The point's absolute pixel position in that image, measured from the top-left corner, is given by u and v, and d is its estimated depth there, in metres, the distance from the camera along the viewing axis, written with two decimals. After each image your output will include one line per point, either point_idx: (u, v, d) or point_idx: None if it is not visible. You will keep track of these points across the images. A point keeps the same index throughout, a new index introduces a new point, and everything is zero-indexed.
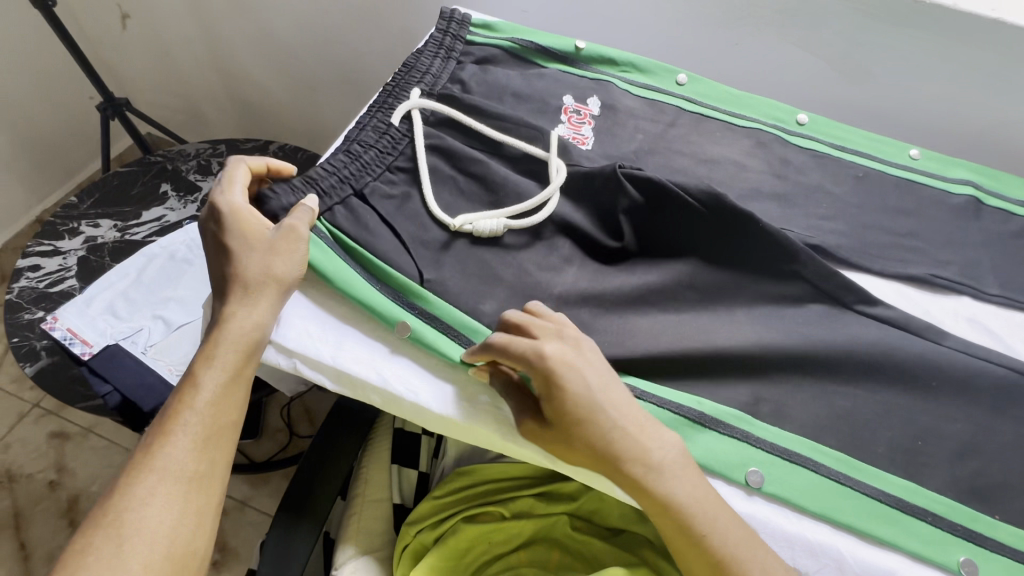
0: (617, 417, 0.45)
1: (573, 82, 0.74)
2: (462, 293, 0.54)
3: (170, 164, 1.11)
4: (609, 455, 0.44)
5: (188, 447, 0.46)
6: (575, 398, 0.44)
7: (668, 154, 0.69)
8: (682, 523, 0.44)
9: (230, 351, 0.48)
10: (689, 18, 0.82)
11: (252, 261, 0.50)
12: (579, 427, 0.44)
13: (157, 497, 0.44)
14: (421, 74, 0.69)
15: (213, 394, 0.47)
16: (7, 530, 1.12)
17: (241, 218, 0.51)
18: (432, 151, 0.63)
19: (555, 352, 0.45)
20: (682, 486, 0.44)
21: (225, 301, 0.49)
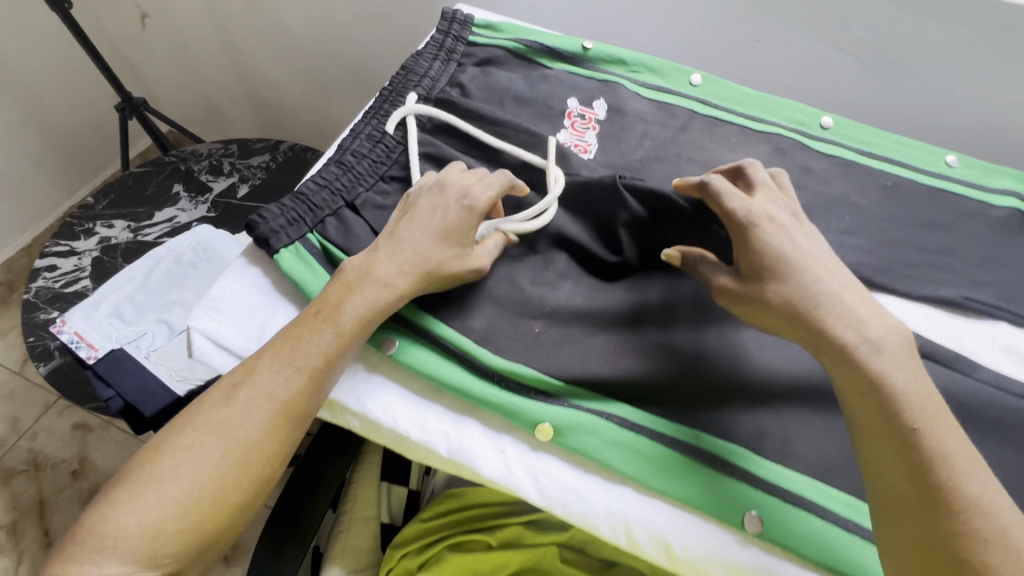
0: (821, 279, 0.44)
1: (579, 84, 0.71)
2: (449, 311, 0.51)
3: (183, 164, 1.12)
4: (807, 311, 0.43)
5: (287, 381, 0.43)
6: (774, 249, 0.46)
7: (677, 162, 0.65)
8: (897, 412, 0.40)
9: (369, 303, 0.46)
10: (707, 12, 0.77)
11: (437, 252, 0.49)
12: (774, 280, 0.45)
13: (267, 424, 0.43)
14: (419, 77, 0.67)
15: (348, 342, 0.46)
16: (32, 517, 1.17)
17: (445, 198, 0.50)
18: (427, 160, 0.61)
19: (761, 210, 0.48)
20: (899, 373, 0.41)
21: (376, 258, 0.48)
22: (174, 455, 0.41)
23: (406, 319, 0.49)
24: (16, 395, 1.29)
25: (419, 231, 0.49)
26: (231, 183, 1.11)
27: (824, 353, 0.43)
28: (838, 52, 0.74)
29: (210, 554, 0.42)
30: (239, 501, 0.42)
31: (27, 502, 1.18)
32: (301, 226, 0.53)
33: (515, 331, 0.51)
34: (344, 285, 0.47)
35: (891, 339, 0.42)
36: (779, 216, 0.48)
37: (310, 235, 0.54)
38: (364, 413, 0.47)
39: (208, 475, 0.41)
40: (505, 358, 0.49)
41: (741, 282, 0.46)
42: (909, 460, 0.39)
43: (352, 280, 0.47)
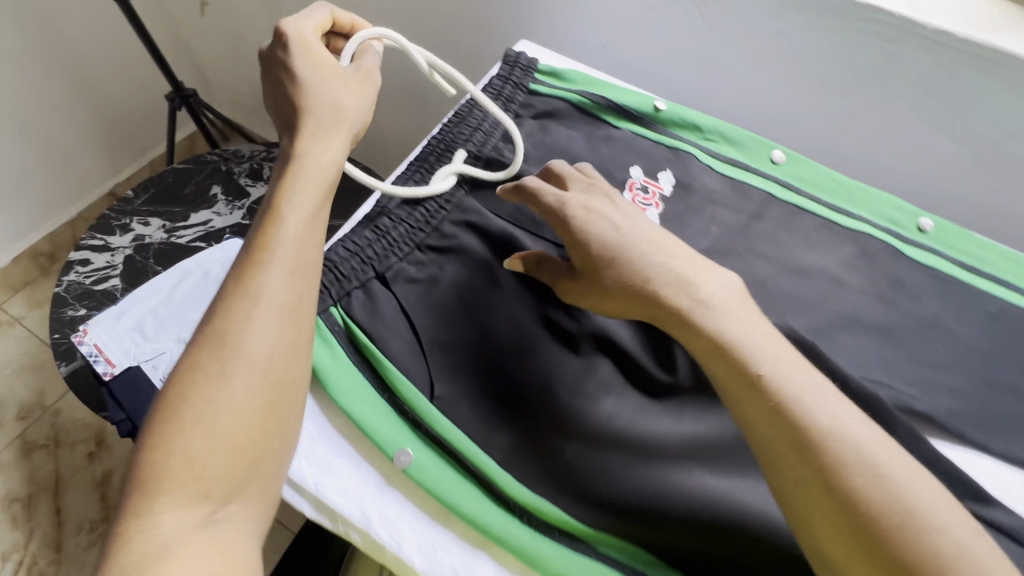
0: (659, 263, 0.44)
1: (646, 151, 0.64)
2: (475, 419, 0.46)
3: (224, 165, 1.11)
4: (643, 293, 0.43)
5: (285, 274, 0.41)
6: (598, 239, 0.45)
7: (747, 258, 0.58)
8: (770, 395, 0.39)
9: (316, 180, 0.45)
10: (799, 78, 0.69)
11: (338, 94, 0.49)
12: (612, 273, 0.44)
13: (251, 323, 0.39)
14: (472, 129, 0.62)
15: (301, 221, 0.44)
16: (47, 493, 1.19)
17: (332, 79, 0.49)
18: (468, 229, 0.56)
19: (571, 198, 0.48)
20: (800, 381, 0.40)
21: (292, 142, 0.47)
22: (169, 391, 0.37)
23: (427, 426, 0.45)
24: (45, 368, 1.32)
25: (286, 85, 0.49)
26: None
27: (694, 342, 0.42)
28: (950, 140, 0.64)
29: (262, 482, 0.38)
30: (257, 403, 0.38)
31: (44, 478, 1.20)
32: (324, 297, 0.49)
33: (545, 453, 0.45)
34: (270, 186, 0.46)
35: (730, 310, 0.43)
36: (583, 201, 0.48)
37: (333, 307, 0.50)
38: (367, 530, 0.42)
39: (215, 395, 0.37)
40: (531, 488, 0.44)
41: (586, 281, 0.46)
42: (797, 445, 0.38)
43: (287, 167, 0.46)
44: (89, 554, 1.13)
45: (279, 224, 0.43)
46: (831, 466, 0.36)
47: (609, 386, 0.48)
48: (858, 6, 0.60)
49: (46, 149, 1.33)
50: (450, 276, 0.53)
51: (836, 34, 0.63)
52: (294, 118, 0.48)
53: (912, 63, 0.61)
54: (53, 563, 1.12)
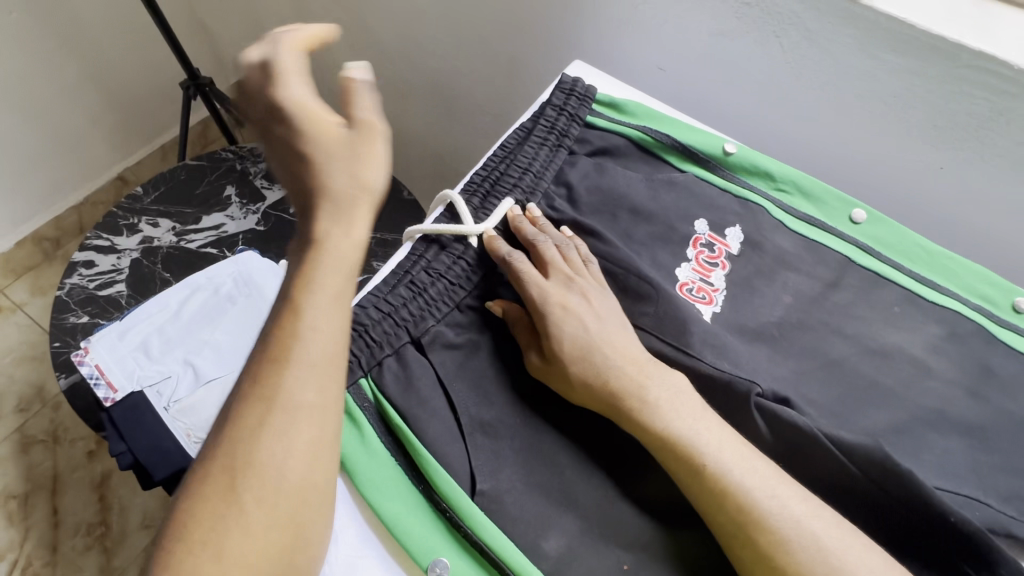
0: (618, 356, 0.44)
1: (712, 200, 0.57)
2: (519, 520, 0.41)
3: (239, 164, 1.04)
4: (604, 389, 0.43)
5: (308, 376, 0.37)
6: (570, 335, 0.44)
7: (823, 335, 0.51)
8: (699, 461, 0.40)
9: (342, 266, 0.40)
10: (886, 124, 0.61)
11: (372, 174, 0.40)
12: (578, 364, 0.43)
13: (270, 434, 0.36)
14: (520, 168, 0.55)
15: (328, 313, 0.39)
16: (44, 492, 1.15)
17: (341, 145, 0.40)
18: (514, 289, 0.50)
19: (551, 290, 0.46)
20: (757, 486, 0.39)
21: (314, 221, 0.40)
22: (180, 516, 0.35)
23: (467, 531, 0.40)
24: (46, 359, 1.27)
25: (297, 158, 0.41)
26: None
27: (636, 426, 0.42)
28: None
29: None
30: (274, 524, 0.35)
31: (42, 475, 1.17)
32: (353, 367, 0.45)
33: (598, 565, 0.40)
34: (292, 267, 0.40)
35: (679, 399, 0.42)
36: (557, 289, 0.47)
37: (362, 377, 0.45)
38: None
39: (226, 519, 0.34)
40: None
41: (549, 365, 0.44)
42: (727, 512, 0.38)
43: (311, 257, 0.39)
44: (85, 558, 1.10)
45: (304, 318, 0.38)
46: (775, 549, 0.37)
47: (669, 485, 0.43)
48: (972, 53, 0.53)
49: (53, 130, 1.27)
50: (492, 343, 0.48)
51: (939, 81, 0.56)
52: (310, 200, 0.40)
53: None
54: (48, 565, 1.09)
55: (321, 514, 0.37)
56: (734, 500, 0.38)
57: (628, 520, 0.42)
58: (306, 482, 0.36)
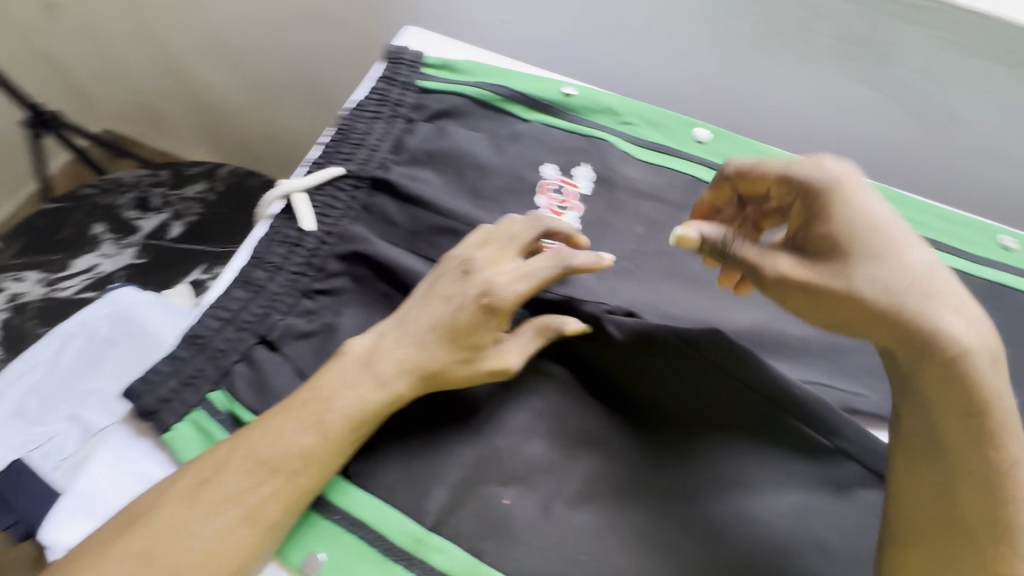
0: (912, 249, 0.36)
1: (558, 145, 0.57)
2: (391, 497, 0.41)
3: (105, 198, 0.98)
4: (897, 295, 0.34)
5: (284, 496, 0.38)
6: (850, 223, 0.36)
7: (677, 257, 0.53)
8: (972, 380, 0.33)
9: (368, 406, 0.40)
10: (721, 41, 0.62)
11: (447, 357, 0.42)
12: (853, 256, 0.36)
13: (232, 536, 0.37)
14: (355, 145, 0.53)
15: (329, 453, 0.39)
16: None
17: (452, 324, 0.42)
18: (357, 261, 0.48)
19: (834, 176, 0.39)
20: (1006, 400, 0.34)
21: (368, 383, 0.41)
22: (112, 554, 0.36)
23: (339, 515, 0.40)
24: None
25: (414, 332, 0.42)
26: (162, 220, 0.96)
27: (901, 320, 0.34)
28: (881, 96, 0.60)
29: None
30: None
31: None
32: (200, 382, 0.42)
33: (480, 506, 0.41)
34: (341, 375, 0.41)
35: (978, 309, 0.35)
36: (831, 169, 0.39)
37: (213, 391, 0.43)
38: None
39: None
40: (466, 549, 0.40)
41: (804, 265, 0.37)
42: (971, 424, 0.33)
43: (332, 383, 0.41)
44: None
45: (307, 447, 0.39)
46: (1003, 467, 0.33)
47: (534, 429, 0.44)
48: None
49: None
50: (347, 321, 0.46)
51: None
52: (392, 364, 0.41)
53: (834, 16, 0.55)
54: None
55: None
56: (985, 410, 0.33)
57: (502, 457, 0.43)
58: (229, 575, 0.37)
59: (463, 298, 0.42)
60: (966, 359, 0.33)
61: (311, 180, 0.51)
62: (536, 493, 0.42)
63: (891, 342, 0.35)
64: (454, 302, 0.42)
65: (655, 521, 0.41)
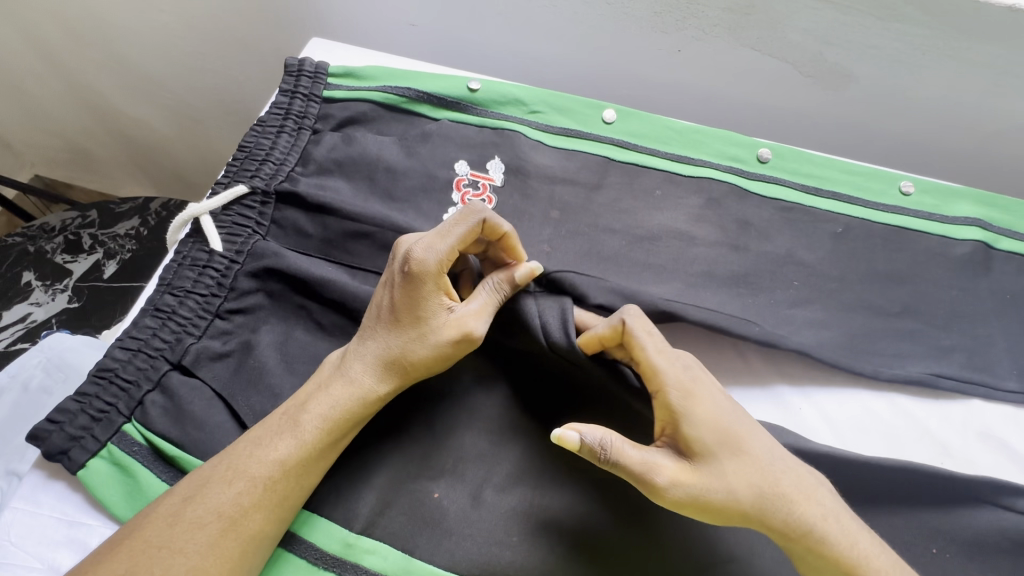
0: (758, 439, 0.38)
1: (468, 140, 0.57)
2: (324, 505, 0.42)
3: (32, 245, 0.95)
4: (758, 493, 0.36)
5: (263, 507, 0.37)
6: (710, 425, 0.37)
7: (594, 236, 0.54)
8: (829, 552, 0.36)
9: (346, 406, 0.40)
10: (618, 23, 0.63)
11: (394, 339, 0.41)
12: (729, 455, 0.36)
13: (213, 552, 0.35)
14: (260, 160, 0.53)
15: (311, 455, 0.39)
16: None
17: (397, 305, 0.41)
18: (270, 276, 0.48)
19: (688, 364, 0.39)
20: (868, 547, 0.37)
21: (337, 371, 0.41)
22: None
23: None
24: None
25: (376, 319, 0.42)
26: (95, 261, 0.94)
27: (768, 510, 0.36)
28: (775, 60, 0.62)
29: None
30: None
31: None
32: (112, 417, 0.43)
33: (410, 503, 0.42)
34: (316, 382, 0.41)
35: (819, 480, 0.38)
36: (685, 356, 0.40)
37: (128, 422, 0.43)
38: None
39: None
40: (401, 548, 0.40)
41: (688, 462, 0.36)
42: None
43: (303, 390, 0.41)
44: None
45: (284, 452, 0.38)
46: None
47: (460, 419, 0.45)
48: None
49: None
50: (263, 337, 0.46)
51: None
52: (357, 354, 0.41)
53: None
54: None
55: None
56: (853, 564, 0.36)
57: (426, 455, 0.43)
58: None
59: (394, 277, 0.42)
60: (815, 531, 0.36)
61: (214, 202, 0.50)
62: (465, 484, 0.42)
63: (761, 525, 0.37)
64: (388, 285, 0.42)
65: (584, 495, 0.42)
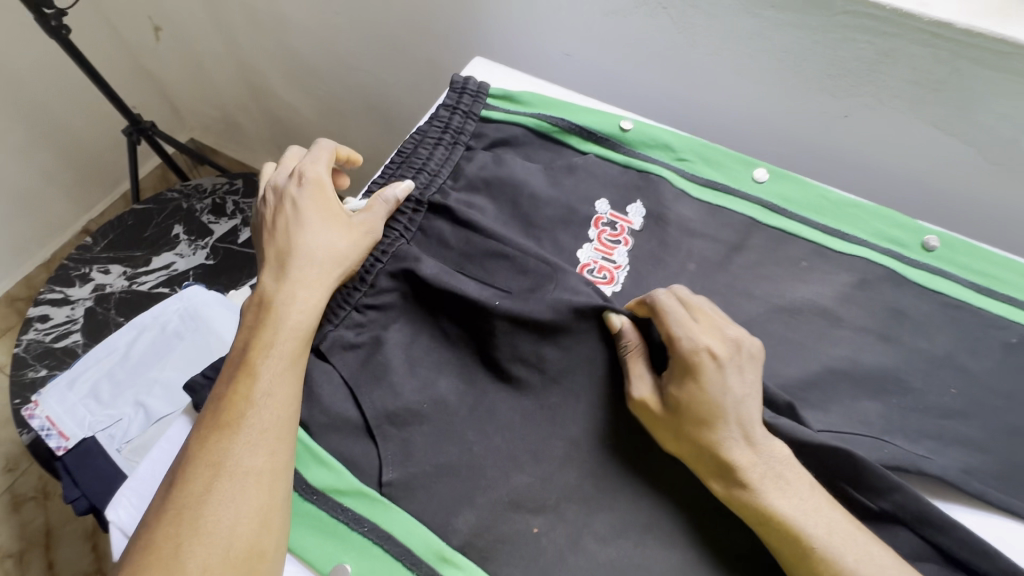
0: (752, 425, 0.41)
1: (611, 177, 0.57)
2: (427, 514, 0.42)
3: (185, 202, 1.06)
4: (708, 452, 0.41)
5: (244, 440, 0.40)
6: (711, 402, 0.41)
7: (729, 299, 0.51)
8: (806, 544, 0.38)
9: (289, 335, 0.44)
10: (784, 80, 0.61)
11: (315, 247, 0.48)
12: (690, 421, 0.41)
13: (214, 496, 0.38)
14: (416, 169, 0.56)
15: (269, 380, 0.42)
16: (9, 564, 1.01)
17: (315, 222, 0.49)
18: (407, 279, 0.50)
19: (738, 389, 0.42)
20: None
21: (269, 285, 0.47)
22: (126, 564, 0.37)
23: (371, 526, 0.41)
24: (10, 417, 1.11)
25: (290, 233, 0.49)
26: (233, 226, 1.03)
27: (699, 463, 0.41)
28: (959, 141, 0.57)
29: None
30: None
31: (33, 532, 1.03)
32: None
33: (508, 532, 0.42)
34: (247, 326, 0.45)
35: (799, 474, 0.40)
36: (746, 378, 0.42)
37: None
38: None
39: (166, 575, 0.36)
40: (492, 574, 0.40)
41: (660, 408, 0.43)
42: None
43: (249, 333, 0.45)
44: None
45: (248, 385, 0.42)
46: None
47: (568, 458, 0.44)
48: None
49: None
50: (393, 336, 0.49)
51: (822, 30, 0.55)
52: (284, 264, 0.47)
53: (910, 60, 0.53)
54: None
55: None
56: None
57: (530, 486, 0.43)
58: (239, 543, 0.37)
59: (305, 200, 0.50)
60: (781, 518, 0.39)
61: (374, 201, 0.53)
62: (564, 524, 0.42)
63: (711, 482, 0.41)
64: (308, 207, 0.50)
65: (681, 566, 0.41)
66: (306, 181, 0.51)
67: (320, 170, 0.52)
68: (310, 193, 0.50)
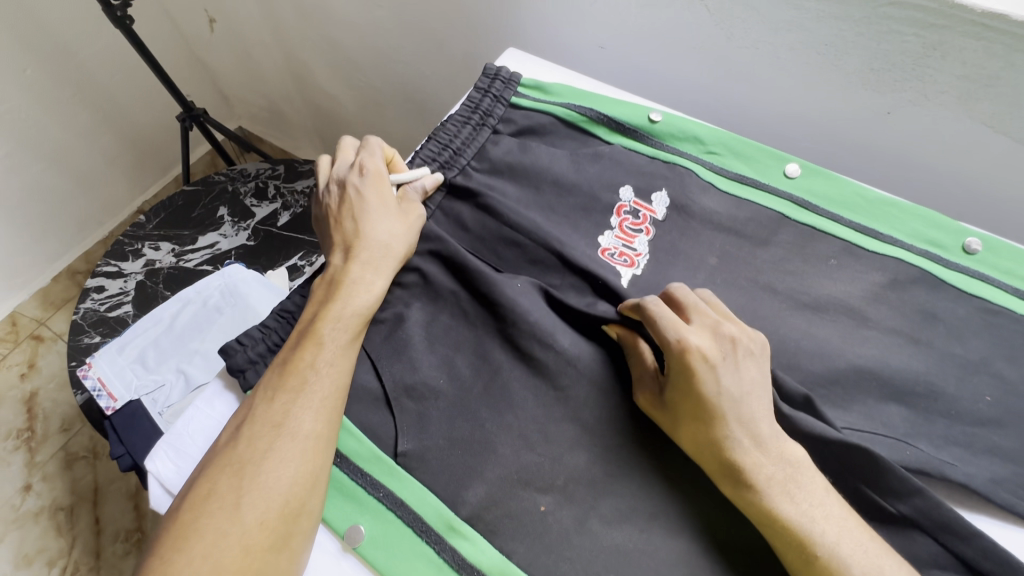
0: (761, 427, 0.41)
1: (637, 168, 0.57)
2: (438, 486, 0.44)
3: (230, 185, 1.11)
4: (718, 452, 0.40)
5: (308, 407, 0.42)
6: (707, 400, 0.41)
7: (751, 293, 0.51)
8: (811, 553, 0.37)
9: (354, 313, 0.47)
10: (825, 74, 0.59)
11: (381, 235, 0.49)
12: (692, 420, 0.42)
13: (275, 454, 0.41)
14: (441, 144, 0.57)
15: (334, 353, 0.45)
16: (61, 516, 1.09)
17: (377, 212, 0.50)
18: (432, 260, 0.52)
19: (735, 387, 0.41)
20: None
21: (344, 266, 0.49)
22: (186, 509, 0.39)
23: (387, 492, 0.43)
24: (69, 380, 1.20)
25: (356, 220, 0.50)
26: (274, 209, 1.08)
27: (706, 462, 0.41)
28: (1010, 140, 0.54)
29: None
30: (265, 539, 0.38)
31: (83, 488, 1.11)
32: None
33: (515, 508, 0.43)
34: (317, 301, 0.48)
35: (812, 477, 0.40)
36: (742, 375, 0.42)
37: None
38: None
39: (224, 521, 0.38)
40: (499, 547, 0.42)
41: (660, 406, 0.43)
42: None
43: (318, 306, 0.47)
44: (126, 564, 1.05)
45: (314, 355, 0.44)
46: None
47: (579, 440, 0.45)
48: None
49: (43, 193, 1.14)
50: (414, 314, 0.50)
51: (866, 22, 0.53)
52: (354, 248, 0.49)
53: (961, 53, 0.51)
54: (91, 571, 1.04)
55: (306, 536, 0.40)
56: None
57: (539, 466, 0.44)
58: (291, 499, 0.40)
59: (371, 189, 0.51)
60: (789, 523, 0.38)
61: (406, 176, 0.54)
62: (570, 505, 0.43)
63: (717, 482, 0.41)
64: (374, 196, 0.51)
65: (687, 554, 0.41)
66: (367, 172, 0.52)
67: (378, 163, 0.53)
68: (373, 182, 0.52)
